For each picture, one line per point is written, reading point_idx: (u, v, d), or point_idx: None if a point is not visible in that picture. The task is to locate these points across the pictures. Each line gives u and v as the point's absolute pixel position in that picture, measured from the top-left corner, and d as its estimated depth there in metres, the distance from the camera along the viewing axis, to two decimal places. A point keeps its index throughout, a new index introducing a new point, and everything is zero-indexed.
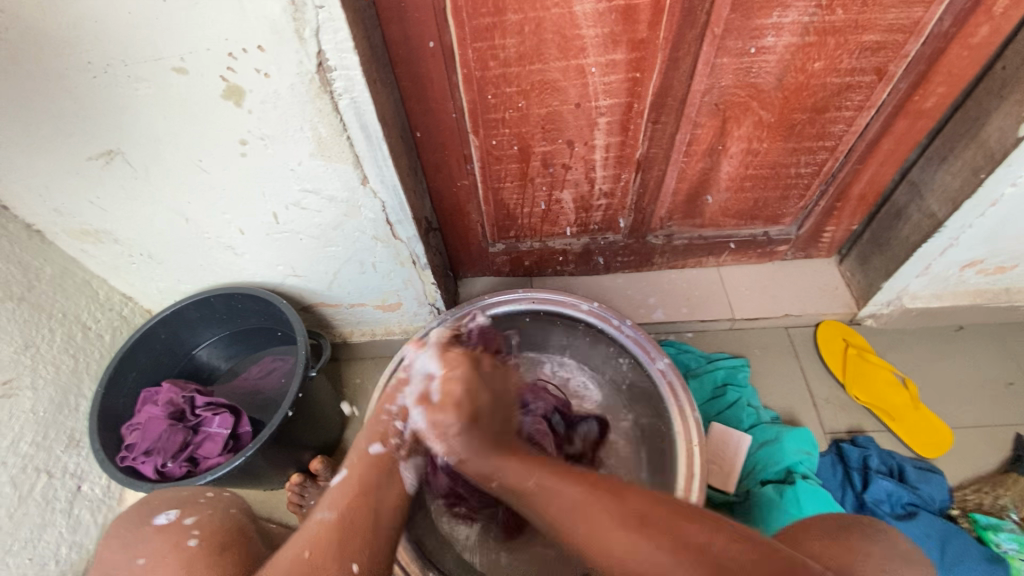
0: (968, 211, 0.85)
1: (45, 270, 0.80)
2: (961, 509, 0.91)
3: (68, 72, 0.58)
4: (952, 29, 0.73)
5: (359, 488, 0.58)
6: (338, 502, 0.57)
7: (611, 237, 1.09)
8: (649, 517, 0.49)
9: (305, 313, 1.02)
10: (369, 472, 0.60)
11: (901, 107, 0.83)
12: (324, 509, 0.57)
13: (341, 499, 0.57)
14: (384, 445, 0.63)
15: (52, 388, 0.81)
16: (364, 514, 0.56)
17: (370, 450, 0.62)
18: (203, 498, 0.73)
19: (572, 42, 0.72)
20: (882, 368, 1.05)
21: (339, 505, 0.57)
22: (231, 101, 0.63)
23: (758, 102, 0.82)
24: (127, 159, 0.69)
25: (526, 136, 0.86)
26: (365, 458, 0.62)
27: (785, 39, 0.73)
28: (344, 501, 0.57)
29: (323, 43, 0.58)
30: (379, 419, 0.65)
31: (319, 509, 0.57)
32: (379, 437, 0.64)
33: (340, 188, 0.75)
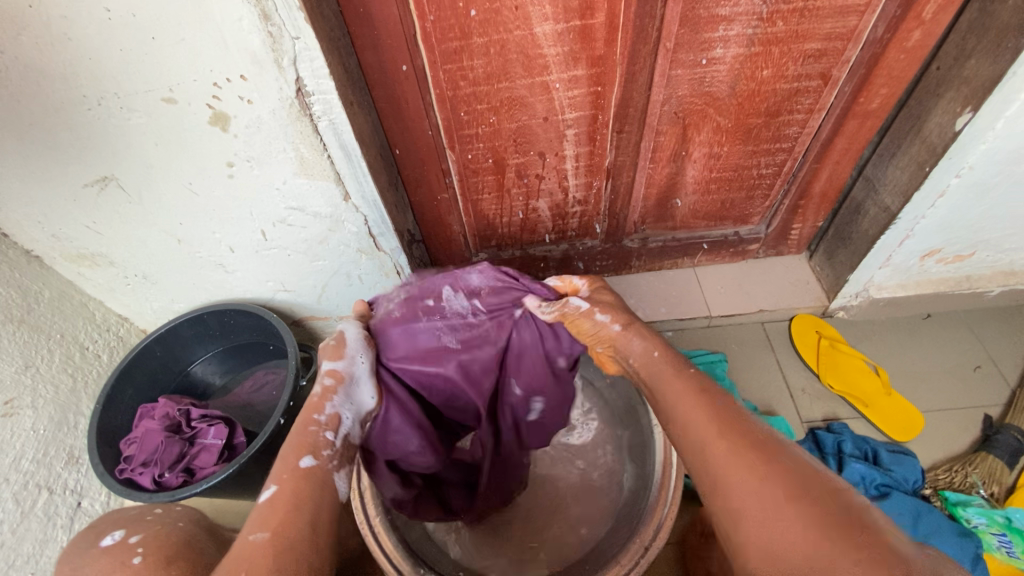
0: (918, 203, 0.90)
1: (44, 293, 0.84)
2: (933, 489, 0.94)
3: (64, 106, 0.63)
4: (886, 34, 0.78)
5: (295, 500, 0.52)
6: (272, 518, 0.50)
7: (589, 243, 1.14)
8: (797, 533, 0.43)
9: (295, 327, 1.06)
10: (304, 487, 0.54)
11: (849, 109, 0.89)
12: (256, 530, 0.49)
13: (273, 514, 0.50)
14: (316, 457, 0.57)
15: (52, 407, 0.84)
16: (300, 527, 0.50)
17: (302, 463, 0.55)
18: (150, 516, 0.73)
19: (535, 61, 0.78)
20: (853, 357, 1.10)
21: (273, 522, 0.50)
22: (217, 127, 0.67)
23: (714, 110, 0.88)
24: (121, 184, 0.73)
25: (499, 149, 0.91)
26: (297, 472, 0.55)
27: (733, 50, 0.79)
28: (279, 515, 0.50)
29: (301, 70, 0.63)
30: (310, 433, 0.59)
31: (249, 531, 0.49)
32: (310, 450, 0.57)
33: (323, 204, 0.80)
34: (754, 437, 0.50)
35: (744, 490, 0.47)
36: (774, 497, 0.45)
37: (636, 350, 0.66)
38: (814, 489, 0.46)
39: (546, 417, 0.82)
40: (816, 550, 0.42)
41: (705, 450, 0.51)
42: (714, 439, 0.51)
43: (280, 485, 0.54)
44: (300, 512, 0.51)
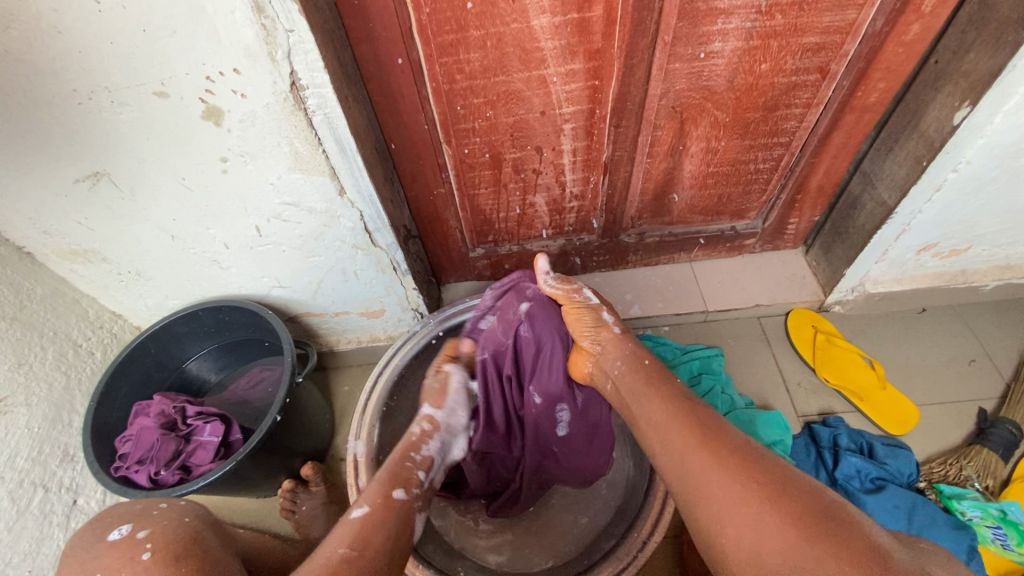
0: (916, 197, 0.90)
1: (36, 290, 0.83)
2: (928, 482, 0.95)
3: (54, 100, 0.62)
4: (885, 28, 0.78)
5: (379, 527, 0.59)
6: (356, 537, 0.56)
7: (586, 238, 1.13)
8: (772, 530, 0.48)
9: (291, 323, 1.05)
10: (389, 513, 0.61)
11: (847, 103, 0.89)
12: (340, 546, 0.55)
13: (354, 532, 0.57)
14: (406, 492, 0.66)
15: (46, 405, 0.84)
16: (382, 553, 0.56)
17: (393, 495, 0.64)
18: (157, 511, 0.72)
19: (532, 54, 0.77)
20: (849, 351, 1.10)
21: (357, 540, 0.56)
22: (210, 121, 0.66)
23: (712, 104, 0.88)
24: (113, 180, 0.72)
25: (496, 144, 0.90)
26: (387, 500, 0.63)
27: (731, 44, 0.78)
28: (364, 534, 0.57)
29: (295, 64, 0.62)
30: (403, 466, 0.69)
31: (337, 544, 0.55)
32: (401, 484, 0.67)
33: (319, 200, 0.79)
34: (734, 449, 0.56)
35: (724, 497, 0.52)
36: (748, 502, 0.51)
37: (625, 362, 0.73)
38: (787, 491, 0.50)
39: (574, 433, 0.81)
40: (791, 548, 0.46)
41: (687, 466, 0.57)
42: (695, 454, 0.57)
43: (371, 507, 0.62)
44: (380, 538, 0.57)
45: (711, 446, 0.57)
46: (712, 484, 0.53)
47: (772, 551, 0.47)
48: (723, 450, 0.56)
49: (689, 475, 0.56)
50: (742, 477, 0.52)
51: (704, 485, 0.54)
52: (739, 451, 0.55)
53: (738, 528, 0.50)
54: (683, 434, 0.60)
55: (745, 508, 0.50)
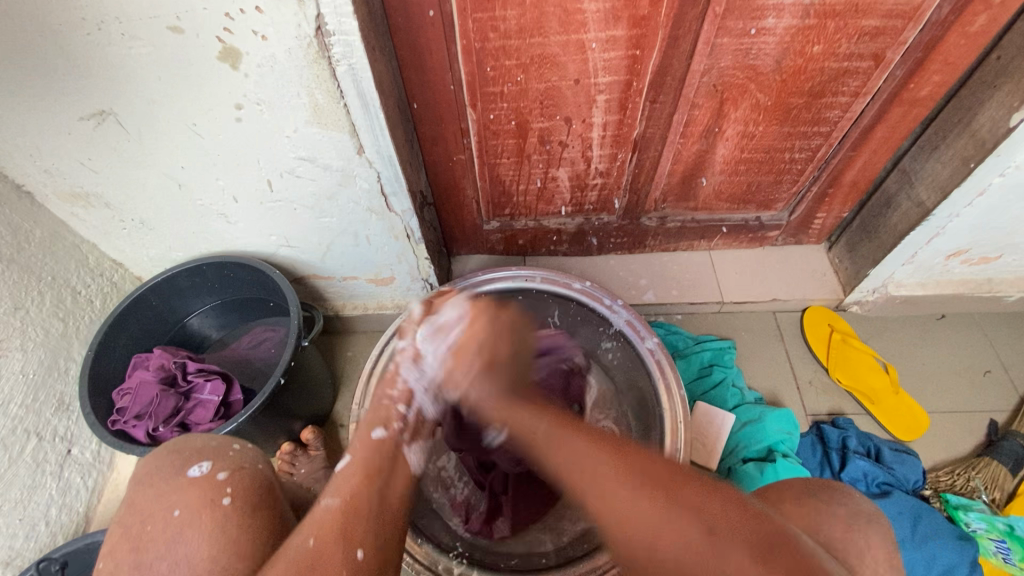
0: (956, 200, 0.86)
1: (34, 232, 0.79)
2: (933, 490, 0.94)
3: (59, 27, 0.57)
4: (951, 16, 0.73)
5: (366, 470, 0.55)
6: (344, 486, 0.53)
7: (606, 218, 1.10)
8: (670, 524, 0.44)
9: (298, 285, 1.02)
10: (374, 456, 0.57)
11: (897, 95, 0.84)
12: (329, 497, 0.52)
13: (347, 483, 0.53)
14: (387, 429, 0.61)
15: (42, 351, 0.81)
16: (370, 494, 0.52)
17: (374, 434, 0.60)
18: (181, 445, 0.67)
19: (573, 16, 0.72)
20: (865, 354, 1.08)
21: (345, 491, 0.52)
22: (227, 64, 0.62)
23: (755, 85, 0.83)
24: (120, 120, 0.68)
25: (523, 111, 0.86)
26: (369, 442, 0.59)
27: (786, 21, 0.73)
28: (350, 484, 0.53)
29: (322, 7, 0.57)
30: (381, 406, 0.64)
31: (323, 497, 0.52)
32: (381, 421, 0.62)
33: (335, 157, 0.75)
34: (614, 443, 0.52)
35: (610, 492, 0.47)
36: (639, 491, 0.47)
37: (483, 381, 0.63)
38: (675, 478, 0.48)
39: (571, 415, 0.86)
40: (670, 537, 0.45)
41: (568, 456, 0.51)
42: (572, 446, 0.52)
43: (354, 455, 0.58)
44: (373, 480, 0.54)
45: (589, 439, 0.52)
46: (597, 477, 0.48)
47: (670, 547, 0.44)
48: (597, 440, 0.52)
49: (568, 470, 0.51)
50: (630, 467, 0.49)
51: (591, 473, 0.49)
52: (618, 445, 0.52)
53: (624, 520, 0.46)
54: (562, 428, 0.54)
55: (636, 502, 0.46)
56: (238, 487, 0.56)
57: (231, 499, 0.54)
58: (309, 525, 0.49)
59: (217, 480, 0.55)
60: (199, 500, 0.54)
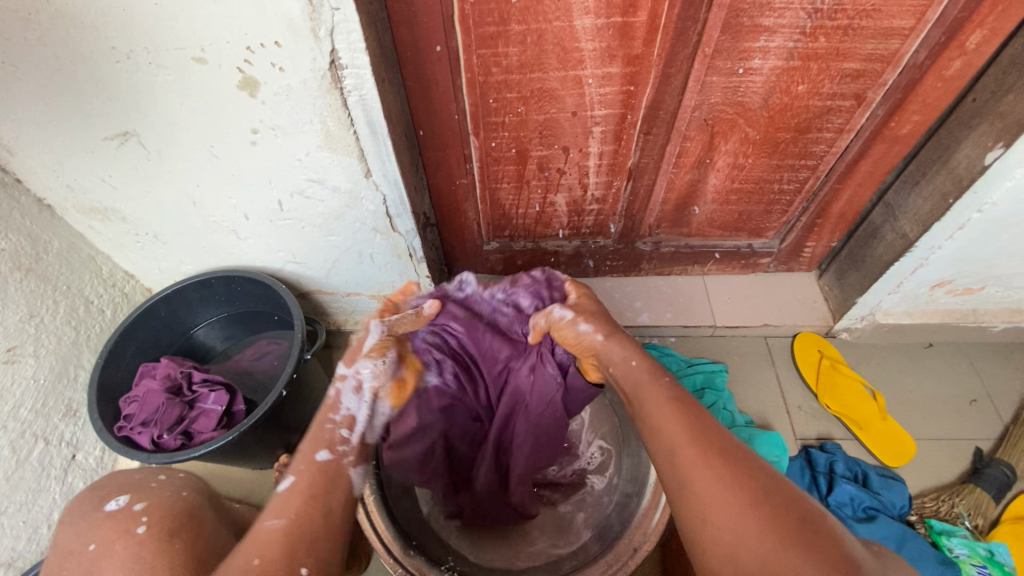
0: (936, 233, 0.89)
1: (52, 243, 0.83)
2: (918, 515, 0.96)
3: (92, 56, 0.62)
4: (927, 61, 0.77)
5: (309, 493, 0.56)
6: (286, 507, 0.54)
7: (602, 242, 1.13)
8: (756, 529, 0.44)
9: (302, 300, 1.06)
10: (317, 477, 0.57)
11: (879, 132, 0.88)
12: (272, 517, 0.53)
13: (289, 505, 0.54)
14: (332, 452, 0.60)
15: (54, 358, 0.84)
16: (314, 517, 0.54)
17: (318, 457, 0.59)
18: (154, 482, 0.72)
19: (571, 54, 0.76)
20: (853, 380, 1.10)
21: (288, 510, 0.54)
22: (245, 92, 0.66)
23: (744, 120, 0.87)
24: (141, 141, 0.72)
25: (523, 140, 0.90)
26: (313, 465, 0.59)
27: (771, 62, 0.78)
28: (293, 505, 0.54)
29: (337, 43, 0.62)
30: (324, 429, 0.63)
31: (266, 517, 0.53)
32: (326, 445, 0.61)
33: (343, 180, 0.79)
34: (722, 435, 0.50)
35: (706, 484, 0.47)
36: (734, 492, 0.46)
37: (616, 358, 0.64)
38: (778, 490, 0.46)
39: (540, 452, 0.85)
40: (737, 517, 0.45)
41: (671, 438, 0.51)
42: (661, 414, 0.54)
43: (297, 477, 0.58)
44: (316, 502, 0.55)
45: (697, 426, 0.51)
46: (693, 468, 0.48)
47: (748, 554, 0.43)
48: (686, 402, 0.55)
49: (668, 451, 0.51)
50: (729, 468, 0.47)
51: (695, 466, 0.48)
52: (726, 439, 0.50)
53: (714, 515, 0.46)
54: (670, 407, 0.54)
55: (729, 503, 0.45)
56: (155, 515, 0.66)
57: (145, 528, 0.64)
58: (252, 545, 0.50)
59: (132, 511, 0.66)
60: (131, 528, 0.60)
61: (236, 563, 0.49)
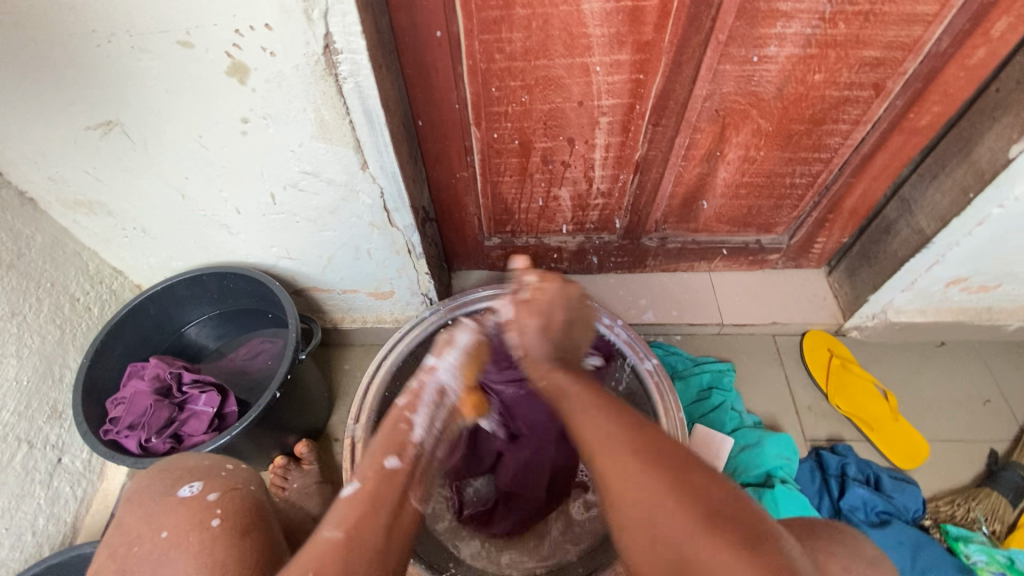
0: (955, 228, 0.86)
1: (35, 239, 0.79)
2: (933, 520, 0.93)
3: (71, 40, 0.58)
4: (950, 49, 0.74)
5: (372, 500, 0.53)
6: (348, 518, 0.51)
7: (607, 237, 1.10)
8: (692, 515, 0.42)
9: (297, 297, 1.02)
10: (384, 488, 0.55)
11: (896, 124, 0.85)
12: (331, 527, 0.50)
13: (350, 514, 0.51)
14: (401, 458, 0.58)
15: (37, 358, 0.81)
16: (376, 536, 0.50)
17: (386, 463, 0.57)
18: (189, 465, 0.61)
19: (578, 40, 0.73)
20: (864, 380, 1.08)
21: (348, 522, 0.50)
22: (235, 79, 0.63)
23: (757, 111, 0.84)
24: (126, 130, 0.69)
25: (527, 131, 0.87)
26: (382, 472, 0.56)
27: (787, 50, 0.74)
28: (355, 515, 0.51)
29: (331, 26, 0.58)
30: (397, 428, 0.62)
31: (326, 527, 0.50)
32: (396, 449, 0.59)
33: (339, 172, 0.75)
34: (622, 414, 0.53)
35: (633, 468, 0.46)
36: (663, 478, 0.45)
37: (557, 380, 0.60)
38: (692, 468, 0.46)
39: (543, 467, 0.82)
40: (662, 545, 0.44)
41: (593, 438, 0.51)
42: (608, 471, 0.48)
43: (363, 483, 0.55)
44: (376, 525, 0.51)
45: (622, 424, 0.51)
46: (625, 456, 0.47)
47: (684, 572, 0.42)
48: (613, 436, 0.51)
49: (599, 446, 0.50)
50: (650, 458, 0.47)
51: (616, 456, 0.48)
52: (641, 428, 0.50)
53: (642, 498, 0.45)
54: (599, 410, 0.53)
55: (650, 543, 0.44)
56: (229, 509, 0.55)
57: (220, 521, 0.53)
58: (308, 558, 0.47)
59: (206, 500, 0.55)
60: (171, 519, 0.52)
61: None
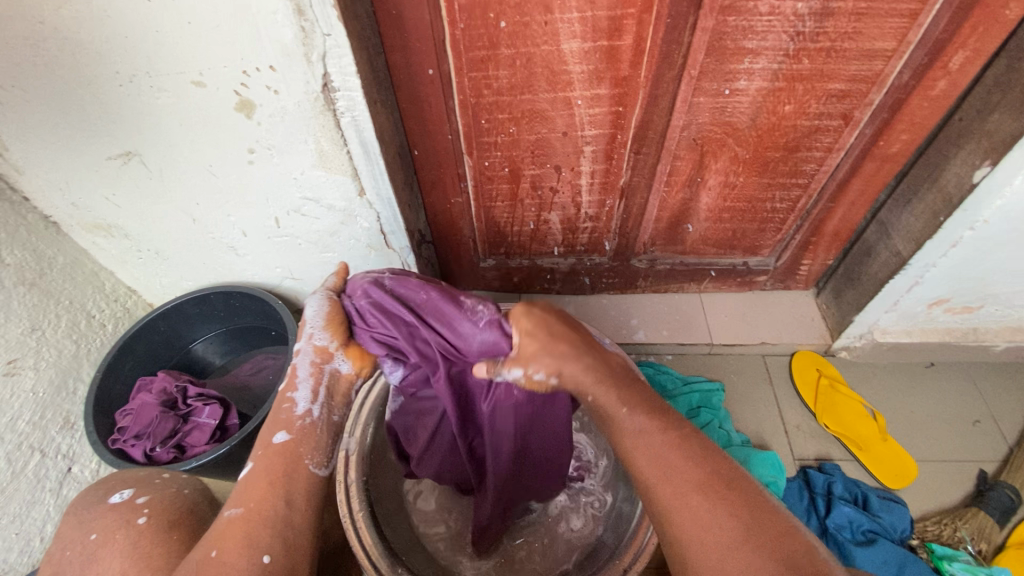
0: (931, 250, 0.89)
1: (57, 259, 0.85)
2: (919, 539, 0.93)
3: (97, 80, 0.65)
4: (912, 81, 0.78)
5: (269, 476, 0.54)
6: (247, 495, 0.53)
7: (597, 259, 1.14)
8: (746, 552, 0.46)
9: (299, 315, 1.07)
10: (277, 462, 0.56)
11: (868, 151, 0.89)
12: (232, 507, 0.52)
13: (250, 492, 0.53)
14: (291, 431, 0.58)
15: (53, 370, 0.86)
16: (276, 503, 0.52)
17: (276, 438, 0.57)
18: (169, 477, 0.63)
19: (560, 76, 0.78)
20: (852, 400, 1.09)
21: (249, 499, 0.52)
22: (242, 113, 0.69)
23: (733, 139, 0.88)
24: (143, 160, 0.75)
25: (516, 160, 0.92)
26: (272, 448, 0.57)
27: (757, 83, 0.79)
28: (256, 491, 0.53)
29: (329, 66, 0.64)
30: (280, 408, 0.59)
31: (229, 506, 0.52)
32: (284, 424, 0.59)
33: (338, 198, 0.81)
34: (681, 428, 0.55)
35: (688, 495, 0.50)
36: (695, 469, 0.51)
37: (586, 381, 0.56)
38: (751, 499, 0.49)
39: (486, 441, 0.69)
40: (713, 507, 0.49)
41: (639, 441, 0.53)
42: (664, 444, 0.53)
43: (256, 463, 0.56)
44: (275, 489, 0.53)
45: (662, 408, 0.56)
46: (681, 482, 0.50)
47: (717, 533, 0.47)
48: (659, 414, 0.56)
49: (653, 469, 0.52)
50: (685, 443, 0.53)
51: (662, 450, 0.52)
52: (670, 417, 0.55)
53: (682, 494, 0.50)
54: (650, 425, 0.54)
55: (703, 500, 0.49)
56: (156, 507, 0.58)
57: (146, 518, 0.56)
58: (217, 537, 0.50)
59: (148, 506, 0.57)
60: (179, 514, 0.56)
61: (194, 558, 0.49)
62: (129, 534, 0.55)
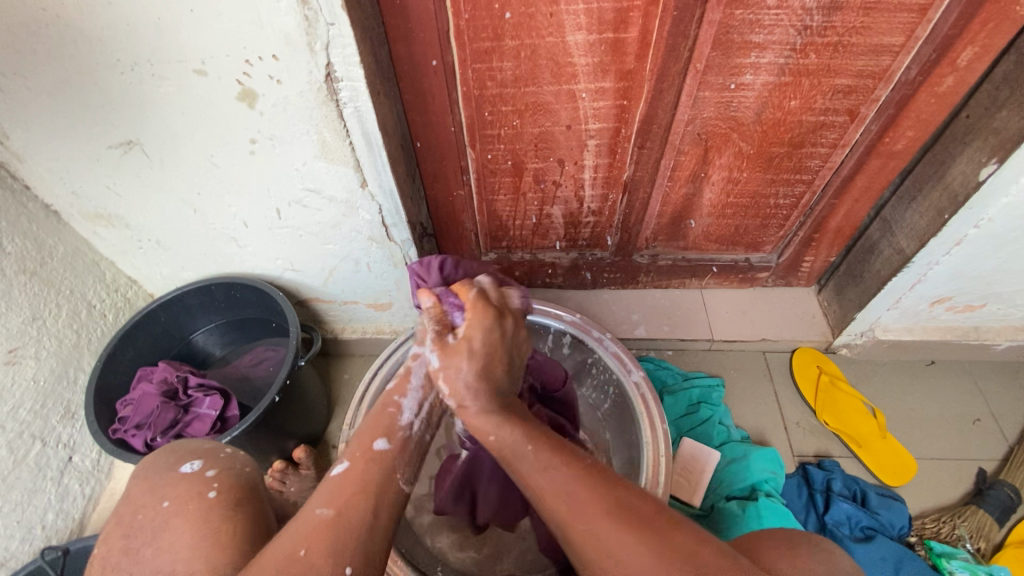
0: (934, 248, 0.89)
1: (57, 248, 0.85)
2: (919, 537, 0.94)
3: (98, 68, 0.64)
4: (919, 77, 0.78)
5: (360, 485, 0.53)
6: (338, 497, 0.51)
7: (599, 254, 1.14)
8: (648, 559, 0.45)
9: (299, 307, 1.07)
10: (372, 470, 0.55)
11: (873, 148, 0.88)
12: (321, 505, 0.51)
13: (340, 494, 0.52)
14: (389, 440, 0.60)
15: (54, 360, 0.86)
16: (363, 512, 0.51)
17: (375, 445, 0.59)
18: None
19: (564, 69, 0.78)
20: (852, 397, 1.09)
21: (339, 501, 0.51)
22: (244, 103, 0.68)
23: (738, 134, 0.88)
24: (144, 149, 0.74)
25: (519, 153, 0.91)
26: (369, 453, 0.58)
27: (762, 78, 0.79)
28: (344, 495, 0.52)
29: (332, 56, 0.64)
30: (385, 413, 0.64)
31: (316, 504, 0.51)
32: (383, 433, 0.61)
33: (340, 189, 0.80)
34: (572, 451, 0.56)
35: (587, 513, 0.49)
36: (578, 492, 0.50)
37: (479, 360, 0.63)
38: (642, 507, 0.49)
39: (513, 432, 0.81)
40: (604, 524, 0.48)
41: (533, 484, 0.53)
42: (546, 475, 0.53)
43: (350, 463, 0.56)
44: (366, 496, 0.52)
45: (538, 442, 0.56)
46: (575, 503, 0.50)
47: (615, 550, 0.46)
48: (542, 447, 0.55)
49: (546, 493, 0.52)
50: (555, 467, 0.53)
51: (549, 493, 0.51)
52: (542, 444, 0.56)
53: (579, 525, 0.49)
54: (539, 451, 0.54)
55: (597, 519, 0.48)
56: (222, 480, 0.55)
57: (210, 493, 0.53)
58: (300, 533, 0.48)
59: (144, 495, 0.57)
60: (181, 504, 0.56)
61: (283, 551, 0.46)
62: (201, 507, 0.52)
